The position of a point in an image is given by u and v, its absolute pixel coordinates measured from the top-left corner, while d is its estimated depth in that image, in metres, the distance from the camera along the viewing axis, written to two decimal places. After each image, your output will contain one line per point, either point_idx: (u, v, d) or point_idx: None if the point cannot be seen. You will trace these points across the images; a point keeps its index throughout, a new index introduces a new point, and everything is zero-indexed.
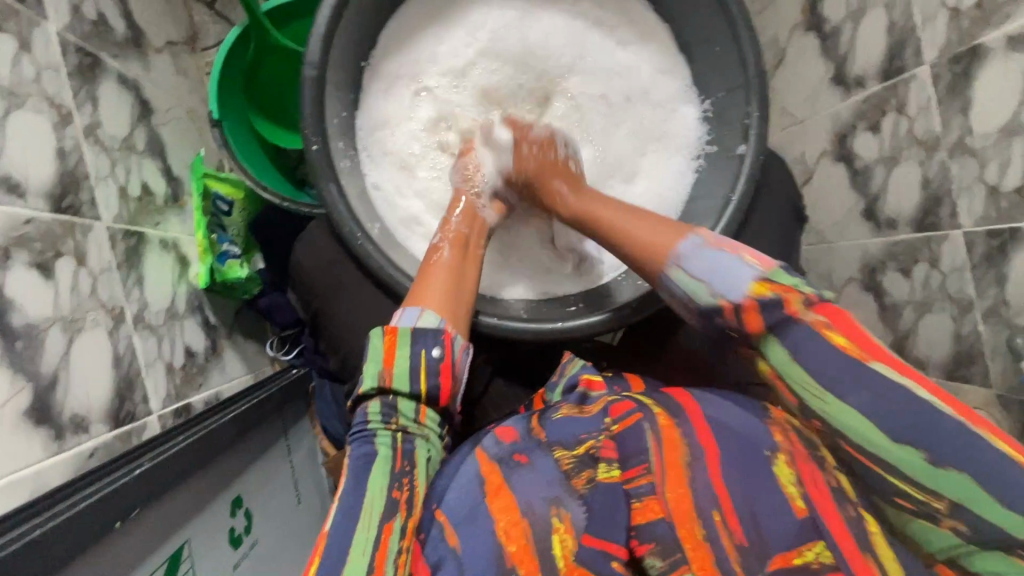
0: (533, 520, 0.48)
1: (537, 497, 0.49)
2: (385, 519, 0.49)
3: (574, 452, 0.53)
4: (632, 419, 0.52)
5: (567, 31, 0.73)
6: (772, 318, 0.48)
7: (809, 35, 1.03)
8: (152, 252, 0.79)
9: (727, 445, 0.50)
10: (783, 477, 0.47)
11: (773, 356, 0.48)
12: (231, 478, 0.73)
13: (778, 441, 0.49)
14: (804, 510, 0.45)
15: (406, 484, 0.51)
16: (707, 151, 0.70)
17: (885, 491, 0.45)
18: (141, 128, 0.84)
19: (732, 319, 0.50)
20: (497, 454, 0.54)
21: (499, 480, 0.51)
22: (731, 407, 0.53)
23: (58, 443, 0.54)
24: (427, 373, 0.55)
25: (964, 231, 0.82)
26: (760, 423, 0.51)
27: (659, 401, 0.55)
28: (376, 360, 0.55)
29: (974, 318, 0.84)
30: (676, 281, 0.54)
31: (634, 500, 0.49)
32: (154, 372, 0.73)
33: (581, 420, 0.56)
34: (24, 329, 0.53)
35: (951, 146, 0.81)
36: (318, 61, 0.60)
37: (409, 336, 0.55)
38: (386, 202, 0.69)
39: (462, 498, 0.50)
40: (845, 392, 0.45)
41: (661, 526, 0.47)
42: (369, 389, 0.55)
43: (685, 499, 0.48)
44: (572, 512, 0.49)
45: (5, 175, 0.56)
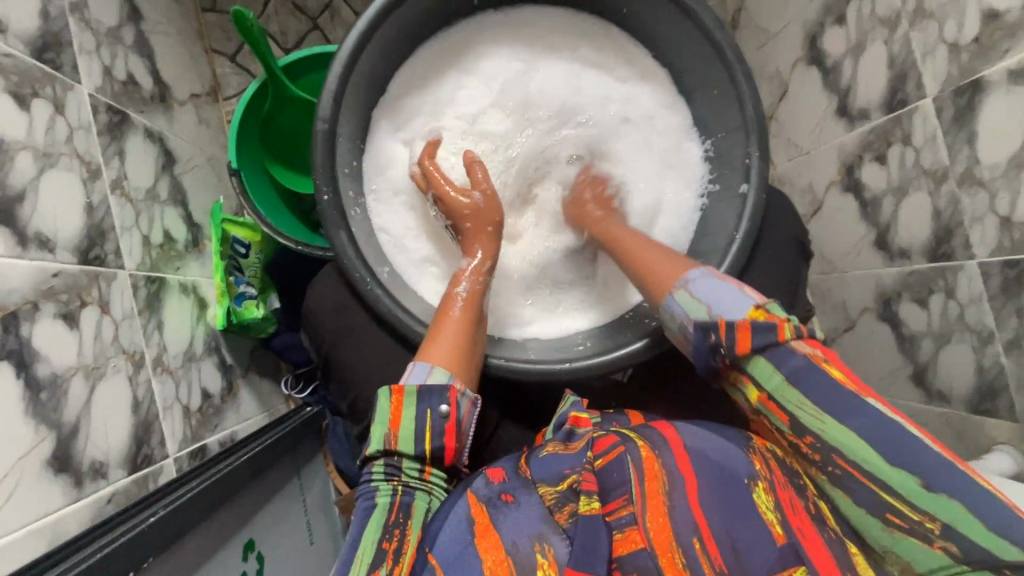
0: (517, 557, 0.46)
1: (522, 534, 0.48)
2: (372, 569, 0.47)
3: (557, 488, 0.52)
4: (615, 451, 0.52)
5: (565, 76, 0.74)
6: (761, 342, 0.50)
7: (812, 69, 1.04)
8: (172, 297, 0.82)
9: (707, 474, 0.49)
10: (762, 503, 0.47)
11: (772, 387, 0.49)
12: (242, 521, 0.73)
13: (757, 469, 0.50)
14: (783, 536, 0.45)
15: (397, 534, 0.50)
16: (710, 189, 0.71)
17: (875, 508, 0.45)
18: (165, 178, 0.88)
19: (723, 338, 0.52)
20: (486, 494, 0.53)
21: (487, 521, 0.50)
22: (712, 438, 0.54)
23: (77, 490, 0.55)
24: (432, 434, 0.55)
25: (979, 261, 0.81)
26: (739, 451, 0.52)
27: (644, 435, 0.55)
28: (382, 422, 0.56)
29: (996, 350, 0.81)
30: (678, 303, 0.57)
31: (615, 531, 0.47)
32: (171, 415, 0.74)
33: (566, 457, 0.56)
34: (49, 379, 0.55)
35: (959, 177, 0.81)
36: (329, 116, 0.62)
37: (415, 395, 0.56)
38: (395, 246, 0.70)
39: (454, 539, 0.49)
40: (840, 416, 0.47)
41: (642, 556, 0.44)
42: (374, 451, 0.55)
43: (665, 526, 0.46)
44: (555, 547, 0.47)
45: (36, 232, 0.59)
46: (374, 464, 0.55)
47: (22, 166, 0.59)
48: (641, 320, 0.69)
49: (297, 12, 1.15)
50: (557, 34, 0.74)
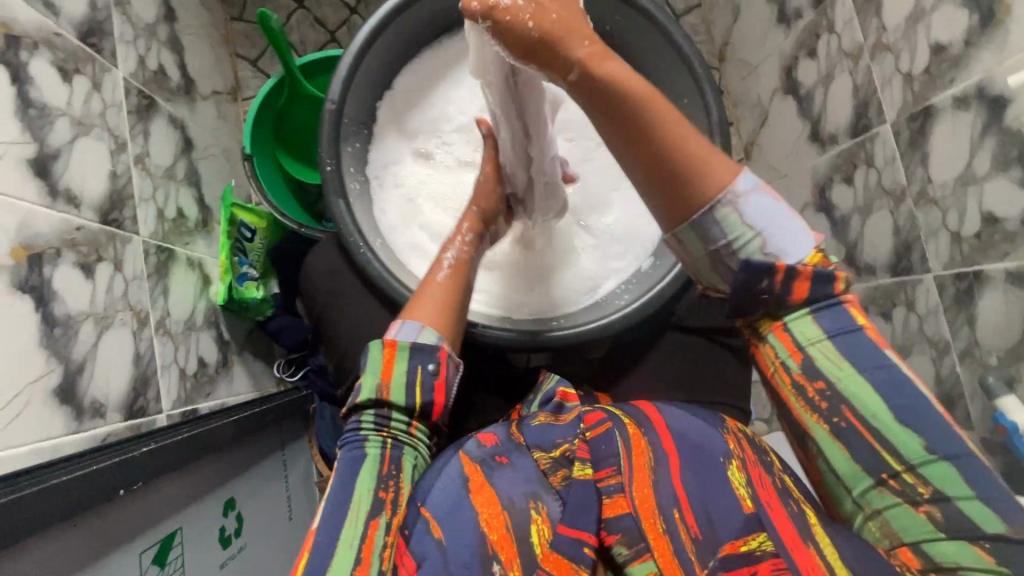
0: (513, 512, 0.55)
1: (517, 492, 0.57)
2: (371, 515, 0.54)
3: (551, 454, 0.61)
4: (604, 426, 0.60)
5: None
6: (817, 296, 0.50)
7: (788, 98, 1.13)
8: (179, 268, 0.87)
9: (686, 451, 0.58)
10: (735, 479, 0.55)
11: (794, 323, 0.51)
12: (224, 479, 0.76)
13: (732, 449, 0.58)
14: (751, 507, 0.53)
15: (392, 485, 0.57)
16: None
17: (871, 464, 0.50)
18: (183, 161, 0.95)
19: (777, 283, 0.49)
20: (479, 455, 0.60)
21: (481, 477, 0.58)
22: (692, 420, 0.62)
23: (77, 423, 0.60)
24: (423, 389, 0.60)
25: (935, 274, 0.86)
26: (716, 433, 0.60)
27: (628, 412, 0.64)
28: (375, 373, 0.60)
29: (952, 360, 0.86)
30: (724, 222, 0.48)
31: (605, 496, 0.55)
32: (168, 374, 0.79)
33: (557, 427, 0.64)
34: (63, 318, 0.61)
35: (916, 196, 0.87)
36: (339, 98, 0.69)
37: (409, 351, 0.60)
38: (392, 227, 0.76)
39: (447, 494, 0.56)
40: (863, 368, 0.50)
41: (627, 519, 0.53)
42: (366, 399, 0.59)
43: (649, 497, 0.55)
44: (548, 506, 0.56)
45: (66, 188, 0.65)
46: (365, 414, 0.60)
47: (59, 130, 0.66)
48: (611, 301, 0.76)
49: (317, 25, 1.25)
50: None
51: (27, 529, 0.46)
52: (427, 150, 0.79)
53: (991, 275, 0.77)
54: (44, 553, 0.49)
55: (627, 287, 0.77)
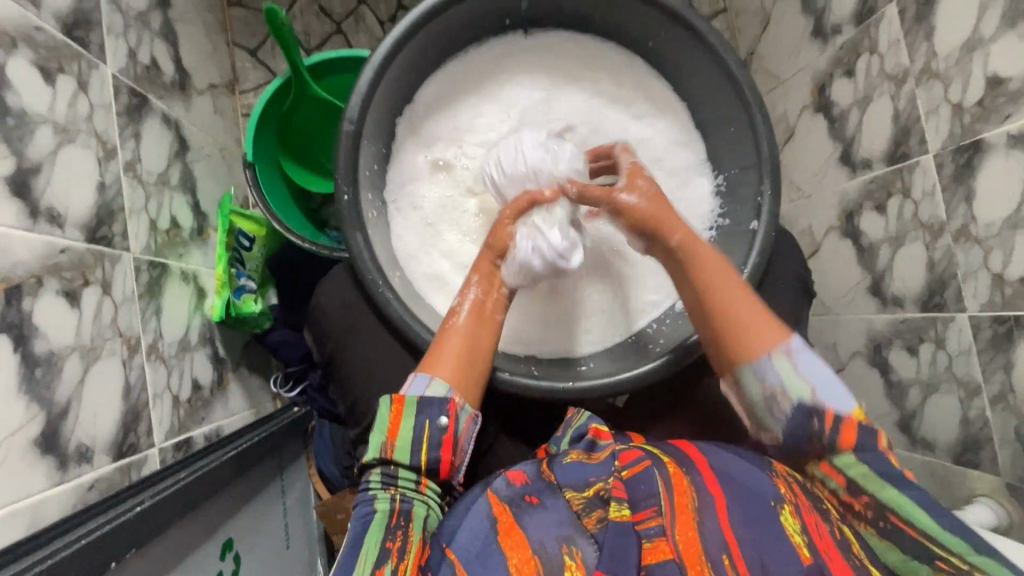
0: (545, 558, 0.48)
1: (550, 536, 0.50)
2: (377, 565, 0.49)
3: (585, 494, 0.54)
4: (642, 465, 0.54)
5: (585, 107, 0.74)
6: (866, 444, 0.54)
7: (819, 116, 1.08)
8: (173, 283, 0.81)
9: (735, 493, 0.52)
10: (788, 524, 0.49)
11: (842, 462, 0.54)
12: (221, 519, 0.71)
13: (783, 492, 0.52)
14: (809, 558, 0.46)
15: (401, 535, 0.52)
16: (720, 224, 0.71)
17: (922, 555, 0.50)
18: (177, 165, 0.88)
19: (826, 427, 0.55)
20: (508, 496, 0.55)
21: (511, 519, 0.52)
22: (737, 460, 0.56)
23: (61, 473, 0.54)
24: (430, 445, 0.56)
25: (970, 315, 0.83)
26: (764, 474, 0.54)
27: (667, 451, 0.59)
28: (381, 429, 0.57)
29: (982, 404, 0.83)
30: (777, 369, 0.57)
31: (644, 540, 0.49)
32: (161, 404, 0.73)
33: (589, 465, 0.57)
34: (46, 356, 0.54)
35: (956, 232, 0.84)
36: (356, 118, 0.63)
37: (416, 406, 0.57)
38: (409, 255, 0.70)
39: (475, 534, 0.51)
40: (896, 480, 0.52)
41: (671, 566, 0.47)
42: (371, 458, 0.56)
43: (694, 541, 0.48)
44: (583, 550, 0.49)
45: (48, 206, 0.58)
46: (372, 472, 0.56)
47: (41, 139, 0.59)
48: (643, 345, 0.72)
49: (322, 14, 1.16)
50: (576, 66, 0.75)
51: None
52: (446, 162, 0.72)
53: None
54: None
55: (659, 327, 0.73)
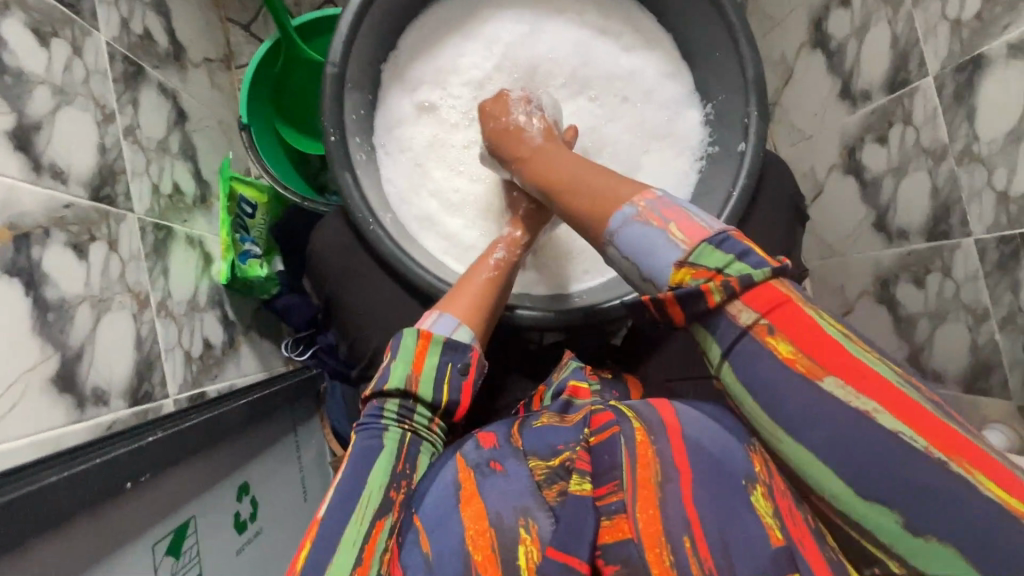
0: (500, 530, 0.44)
1: (507, 507, 0.45)
2: (378, 515, 0.49)
3: (551, 464, 0.48)
4: (609, 431, 0.47)
5: (573, 39, 0.74)
6: (698, 311, 0.42)
7: (816, 52, 1.05)
8: (179, 246, 0.83)
9: (706, 463, 0.44)
10: (761, 508, 0.42)
11: (716, 369, 0.42)
12: (237, 464, 0.73)
13: (757, 470, 0.44)
14: (782, 540, 0.40)
15: (403, 484, 0.51)
16: (710, 152, 0.71)
17: (865, 553, 0.39)
18: (176, 134, 0.90)
19: (655, 311, 0.44)
20: (474, 459, 0.50)
21: (473, 486, 0.47)
22: (715, 427, 0.47)
23: (79, 412, 0.57)
24: (450, 387, 0.58)
25: (976, 238, 0.81)
26: (742, 447, 0.46)
27: (641, 413, 0.49)
28: (406, 361, 0.57)
29: (991, 327, 0.82)
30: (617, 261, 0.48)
31: (604, 517, 0.43)
32: (173, 358, 0.76)
33: (559, 430, 0.51)
34: (57, 303, 0.57)
35: (958, 154, 0.81)
36: (340, 60, 0.63)
37: (442, 345, 0.58)
38: (400, 198, 0.70)
39: (438, 502, 0.47)
40: (797, 427, 0.38)
41: (629, 547, 0.41)
42: (393, 387, 0.56)
43: (655, 521, 0.41)
44: (539, 523, 0.44)
45: (52, 162, 0.61)
46: (390, 399, 0.56)
47: (39, 99, 0.61)
48: None
49: None
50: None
51: (14, 537, 0.42)
52: (431, 104, 0.72)
53: None
54: (50, 554, 0.45)
55: None
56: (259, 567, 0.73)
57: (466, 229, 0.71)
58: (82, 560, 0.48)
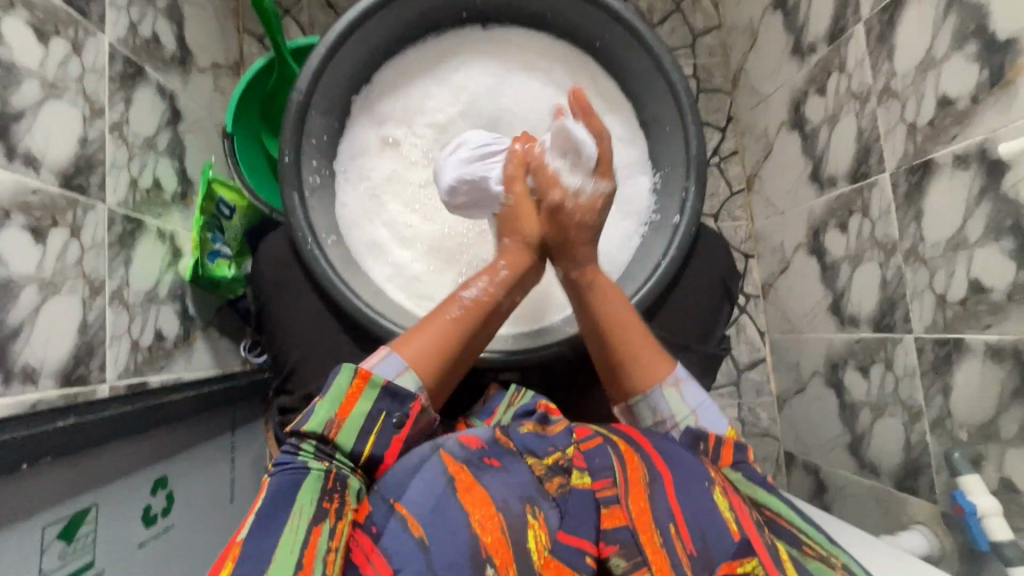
0: (507, 514, 0.54)
1: (513, 497, 0.56)
2: (314, 522, 0.50)
3: (545, 462, 0.60)
4: (595, 441, 0.60)
5: (538, 96, 0.77)
6: (739, 458, 0.61)
7: (793, 133, 1.09)
8: (147, 238, 0.87)
9: (676, 467, 0.58)
10: (720, 502, 0.55)
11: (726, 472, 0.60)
12: (158, 457, 0.75)
13: (713, 475, 0.58)
14: (737, 532, 0.52)
15: (337, 497, 0.53)
16: (652, 219, 0.74)
17: (795, 540, 0.54)
18: (166, 132, 0.95)
19: (711, 450, 0.61)
20: (464, 456, 0.59)
21: (469, 478, 0.57)
22: (676, 445, 0.61)
23: (4, 386, 0.59)
24: (377, 437, 0.58)
25: (915, 335, 0.82)
26: (695, 458, 0.60)
27: (613, 430, 0.64)
28: (333, 405, 0.57)
29: (923, 427, 0.82)
30: (666, 400, 0.65)
31: (602, 507, 0.55)
32: (118, 345, 0.78)
33: (546, 436, 0.63)
34: (2, 281, 0.60)
35: (906, 252, 0.83)
36: (306, 89, 0.68)
37: (378, 390, 0.58)
38: (351, 223, 0.74)
39: (429, 493, 0.55)
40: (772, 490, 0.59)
41: (623, 531, 0.53)
42: (312, 430, 0.56)
43: (645, 511, 0.55)
44: (545, 512, 0.56)
45: (26, 150, 0.65)
46: (306, 442, 0.56)
47: (26, 91, 0.66)
48: (565, 327, 0.79)
49: (327, 8, 1.23)
50: (533, 56, 0.78)
51: None
52: (395, 140, 0.76)
53: (971, 346, 0.73)
54: None
55: None
56: (163, 563, 0.74)
57: (415, 262, 0.74)
58: None
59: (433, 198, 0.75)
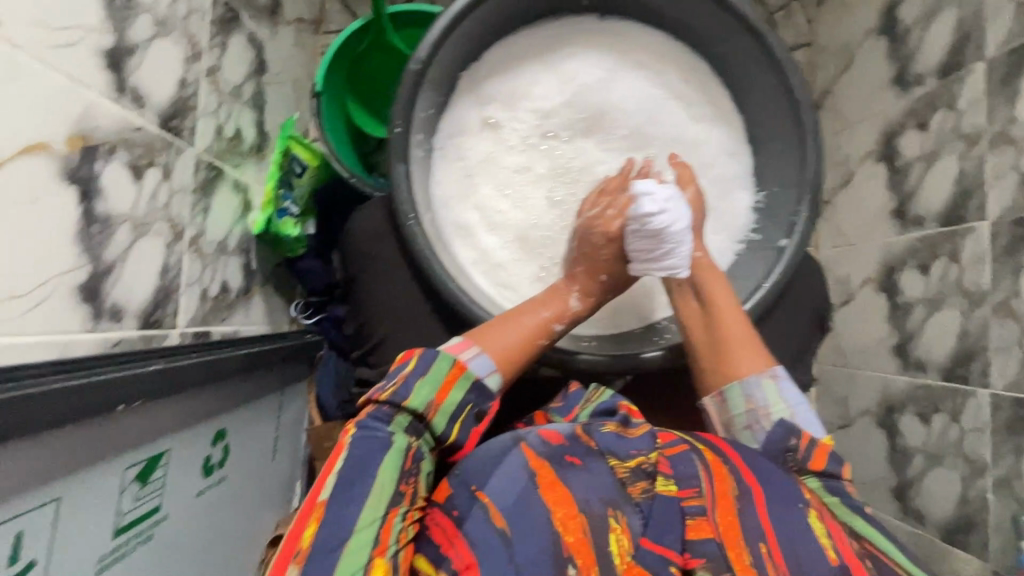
0: (591, 514, 0.52)
1: (595, 496, 0.54)
2: (393, 503, 0.52)
3: (628, 465, 0.58)
4: (680, 449, 0.59)
5: (646, 95, 0.75)
6: (832, 470, 0.59)
7: (880, 165, 1.06)
8: (224, 188, 0.86)
9: (765, 482, 0.57)
10: (817, 528, 0.52)
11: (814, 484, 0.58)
12: (219, 410, 0.75)
13: (808, 499, 0.56)
14: (836, 560, 0.50)
15: (413, 480, 0.54)
16: (750, 238, 0.72)
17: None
18: (252, 83, 0.93)
19: (804, 447, 0.60)
20: (547, 452, 0.58)
21: (552, 475, 0.55)
22: (769, 465, 0.59)
23: (93, 322, 0.58)
24: (461, 427, 0.59)
25: (992, 391, 0.80)
26: (789, 479, 0.57)
27: (697, 439, 0.63)
28: (433, 386, 0.57)
29: (985, 484, 0.81)
30: (763, 391, 0.64)
31: (688, 517, 0.53)
32: (190, 293, 0.78)
33: (628, 438, 0.61)
34: (102, 217, 0.59)
35: (995, 305, 0.81)
36: (424, 60, 0.66)
37: (472, 384, 0.59)
38: (443, 202, 0.72)
39: (514, 484, 0.54)
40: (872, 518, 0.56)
41: (710, 544, 0.51)
42: (413, 406, 0.56)
43: (733, 525, 0.53)
44: (628, 516, 0.53)
45: (134, 87, 0.64)
46: (400, 415, 0.56)
47: (141, 26, 0.64)
48: (648, 336, 0.77)
49: None
50: (646, 54, 0.76)
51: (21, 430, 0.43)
52: (496, 122, 0.74)
53: None
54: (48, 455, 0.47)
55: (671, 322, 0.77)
56: (213, 515, 0.75)
57: (501, 249, 0.73)
58: (64, 469, 0.49)
59: (527, 186, 0.73)
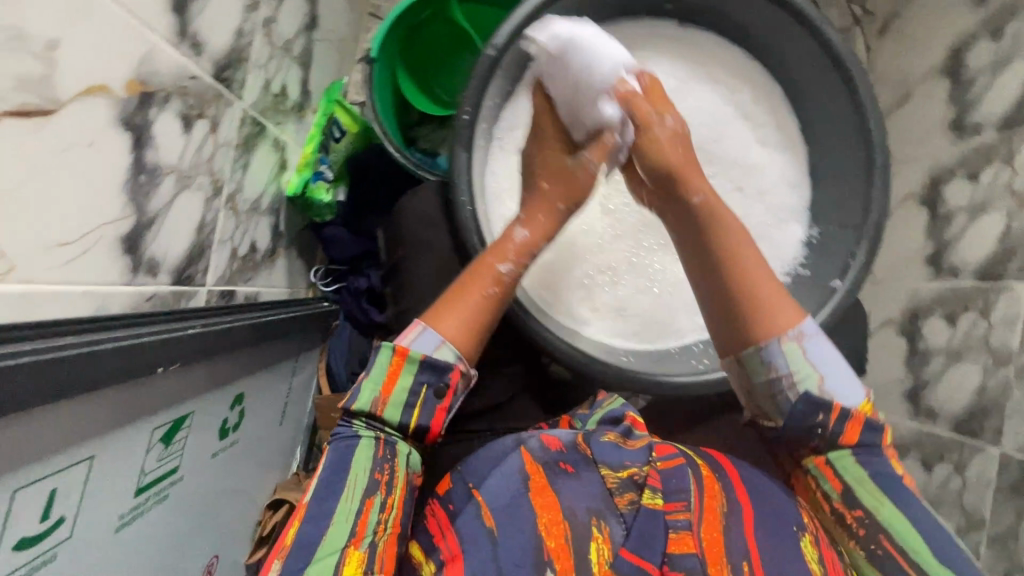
0: (575, 522, 0.55)
1: (581, 505, 0.57)
2: (367, 493, 0.54)
3: (619, 474, 0.60)
4: (676, 461, 0.60)
5: (715, 110, 0.74)
6: (868, 439, 0.54)
7: (920, 209, 1.04)
8: (264, 145, 0.83)
9: (759, 502, 0.60)
10: (807, 551, 0.54)
11: (837, 459, 0.54)
12: (240, 374, 0.74)
13: (806, 521, 0.57)
14: None
15: (387, 468, 0.55)
16: (798, 273, 0.71)
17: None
18: (302, 38, 0.90)
19: (834, 422, 0.53)
20: (543, 457, 0.61)
21: (545, 481, 0.58)
22: (772, 487, 0.61)
23: (132, 275, 0.56)
24: (422, 410, 0.57)
25: (1002, 450, 0.82)
26: (788, 499, 0.59)
27: (699, 457, 0.67)
28: (375, 384, 0.56)
29: (979, 538, 0.83)
30: (786, 358, 0.53)
31: (671, 529, 0.54)
32: (221, 250, 0.76)
33: (623, 449, 0.63)
34: (151, 167, 0.57)
35: (1020, 367, 0.81)
36: (501, 47, 0.65)
37: (416, 366, 0.56)
38: (496, 193, 0.72)
39: (505, 488, 0.58)
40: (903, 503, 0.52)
41: (691, 559, 0.52)
42: (360, 409, 0.56)
43: (716, 542, 0.54)
44: (611, 526, 0.55)
45: (195, 33, 0.61)
46: (358, 419, 0.57)
47: None
48: (683, 358, 0.73)
49: None
50: (721, 69, 0.74)
51: (57, 390, 0.41)
52: None
53: None
54: (78, 414, 0.45)
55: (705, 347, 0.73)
56: (222, 477, 0.74)
57: (546, 250, 0.73)
58: (93, 431, 0.47)
59: None
